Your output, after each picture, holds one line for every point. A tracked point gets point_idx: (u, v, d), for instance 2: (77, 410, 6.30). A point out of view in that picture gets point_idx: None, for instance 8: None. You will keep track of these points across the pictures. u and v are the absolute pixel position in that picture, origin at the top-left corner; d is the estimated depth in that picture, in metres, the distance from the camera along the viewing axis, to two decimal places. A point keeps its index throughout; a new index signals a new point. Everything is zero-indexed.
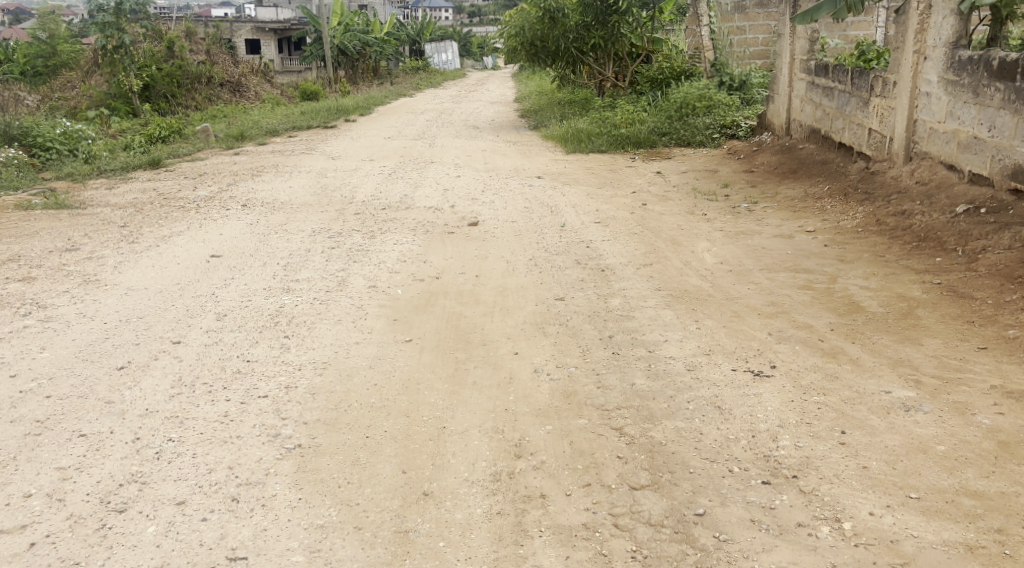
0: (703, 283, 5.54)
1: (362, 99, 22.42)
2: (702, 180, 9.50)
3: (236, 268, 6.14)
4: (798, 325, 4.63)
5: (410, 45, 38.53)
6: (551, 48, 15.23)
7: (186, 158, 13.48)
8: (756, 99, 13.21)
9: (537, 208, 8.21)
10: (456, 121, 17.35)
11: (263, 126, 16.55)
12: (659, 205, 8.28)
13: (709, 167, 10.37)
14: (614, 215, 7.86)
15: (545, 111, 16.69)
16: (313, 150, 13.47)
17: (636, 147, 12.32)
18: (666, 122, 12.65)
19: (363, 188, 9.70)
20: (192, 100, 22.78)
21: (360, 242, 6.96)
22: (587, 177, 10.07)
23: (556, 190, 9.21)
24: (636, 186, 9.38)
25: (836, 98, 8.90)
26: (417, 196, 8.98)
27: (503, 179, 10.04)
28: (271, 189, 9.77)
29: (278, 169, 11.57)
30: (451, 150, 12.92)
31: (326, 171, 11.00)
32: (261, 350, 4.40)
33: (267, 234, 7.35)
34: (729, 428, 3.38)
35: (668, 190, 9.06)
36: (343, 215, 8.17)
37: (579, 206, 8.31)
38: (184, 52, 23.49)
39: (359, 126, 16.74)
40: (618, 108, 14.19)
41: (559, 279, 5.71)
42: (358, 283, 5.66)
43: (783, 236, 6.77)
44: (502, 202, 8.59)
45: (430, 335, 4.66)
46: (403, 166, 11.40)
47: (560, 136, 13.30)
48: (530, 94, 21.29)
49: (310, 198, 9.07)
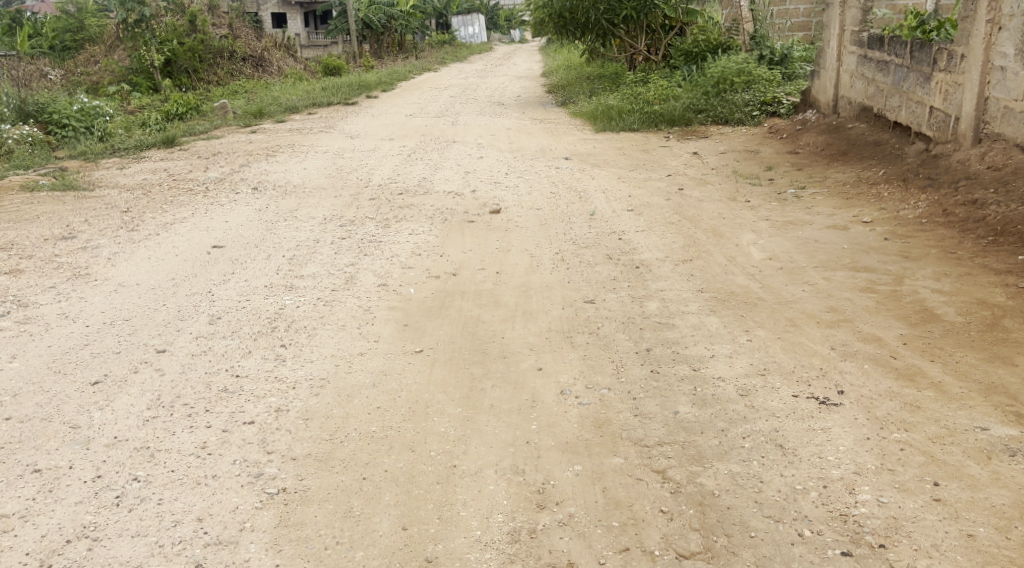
0: (751, 282, 4.96)
1: (386, 73, 21.87)
2: (742, 163, 8.86)
3: (238, 262, 5.63)
4: (865, 337, 4.05)
5: (436, 18, 37.83)
6: (581, 21, 14.55)
7: (202, 136, 13.01)
8: (798, 74, 12.49)
9: (565, 193, 7.64)
10: (481, 97, 16.73)
11: (282, 102, 16.03)
12: (697, 190, 7.67)
13: (749, 148, 9.71)
14: (648, 202, 7.27)
15: (573, 86, 16.04)
16: (333, 128, 12.95)
17: (671, 126, 11.68)
18: (702, 99, 11.97)
19: (381, 170, 9.16)
20: (214, 75, 22.31)
21: (373, 232, 6.44)
22: (619, 159, 9.45)
23: (586, 173, 8.62)
24: (672, 168, 8.77)
25: (892, 73, 8.20)
26: (437, 180, 8.44)
27: (529, 161, 9.47)
28: (284, 170, 9.26)
29: (294, 148, 11.07)
30: (475, 129, 12.33)
31: (344, 152, 10.47)
32: (253, 360, 3.87)
33: (276, 223, 6.83)
34: (796, 475, 2.84)
35: (706, 173, 8.44)
36: (357, 201, 7.64)
37: (610, 191, 7.72)
38: (207, 26, 23.14)
39: (380, 103, 16.17)
40: (651, 83, 13.51)
41: (590, 277, 5.16)
42: (367, 281, 5.13)
43: (836, 227, 6.16)
44: (528, 186, 8.02)
45: (445, 345, 4.13)
46: (425, 145, 10.86)
47: (590, 113, 12.66)
48: (558, 69, 20.63)
49: (323, 182, 8.55)
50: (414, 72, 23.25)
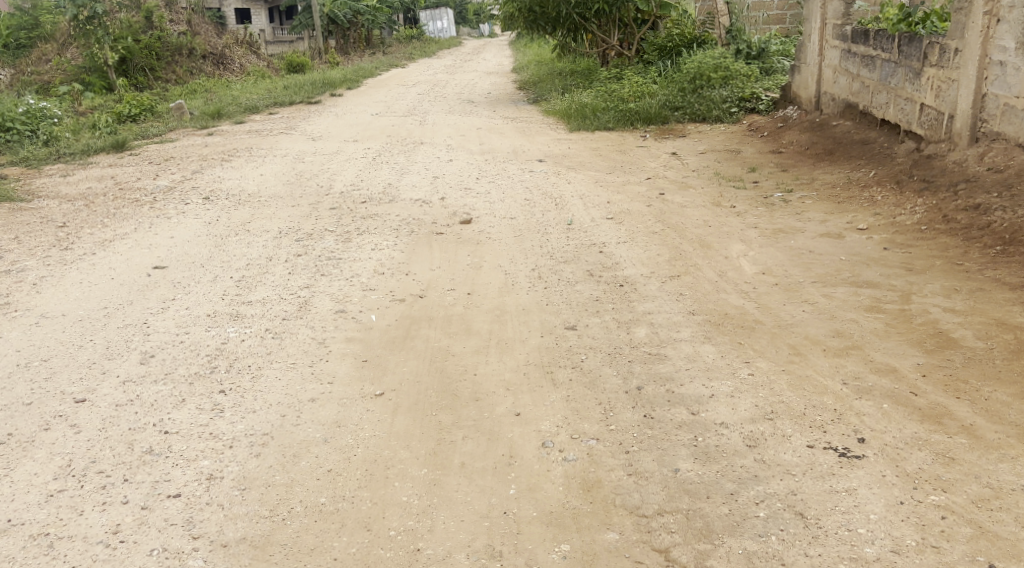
0: (745, 303, 4.53)
1: (351, 70, 21.27)
2: (724, 164, 8.44)
3: (180, 285, 5.11)
4: (878, 367, 3.62)
5: (403, 12, 37.14)
6: (551, 15, 14.08)
7: (155, 139, 12.40)
8: (776, 69, 12.11)
9: (539, 199, 7.18)
10: (450, 94, 16.21)
11: (242, 102, 15.41)
12: (679, 196, 7.25)
13: (730, 148, 9.30)
14: (629, 209, 6.82)
15: (544, 83, 15.57)
16: (294, 129, 12.39)
17: (648, 124, 11.27)
18: (678, 96, 11.58)
19: (344, 175, 8.65)
20: (173, 74, 21.57)
21: (332, 248, 5.94)
22: (595, 160, 9.01)
23: (561, 177, 8.17)
24: (651, 171, 8.34)
25: (878, 68, 7.80)
26: (403, 186, 7.94)
27: (500, 164, 9.00)
28: (240, 178, 8.71)
29: (252, 152, 10.52)
30: (443, 129, 11.84)
31: (304, 156, 9.94)
32: (185, 411, 3.37)
33: (226, 238, 6.30)
34: (824, 556, 2.45)
35: (686, 176, 8.01)
36: (315, 211, 7.13)
37: (587, 197, 7.27)
38: (164, 23, 22.43)
39: (345, 102, 15.60)
40: (625, 79, 13.07)
41: (569, 298, 4.70)
42: (322, 307, 4.63)
43: (829, 235, 5.75)
44: (499, 192, 7.55)
45: (408, 385, 3.65)
46: (390, 147, 10.35)
47: (563, 112, 12.20)
48: (528, 64, 20.17)
49: (281, 190, 8.02)
50: (381, 68, 22.65)
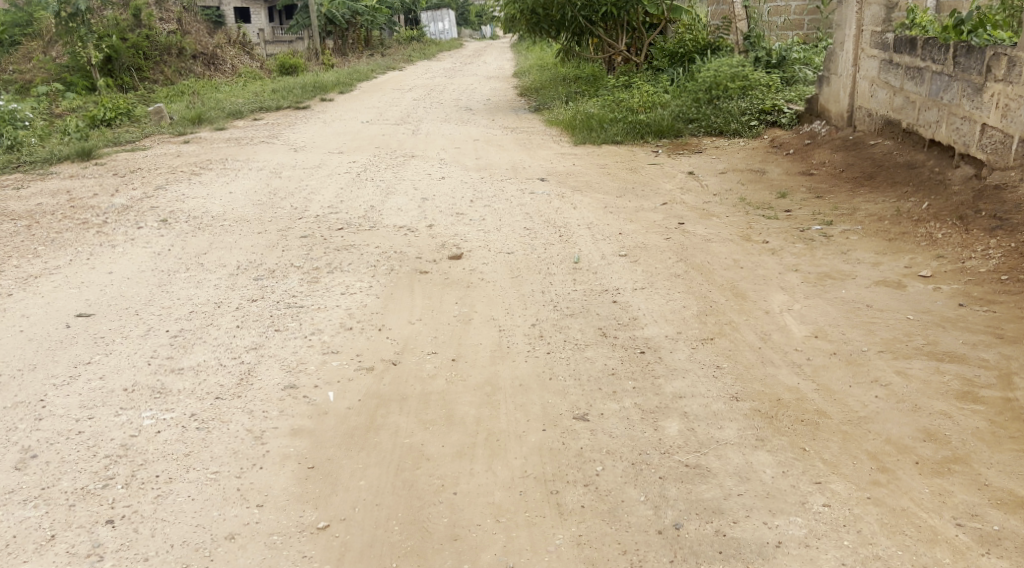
0: (801, 382, 3.58)
1: (346, 72, 20.35)
2: (749, 187, 7.53)
3: (101, 342, 4.21)
4: (999, 498, 2.70)
5: (405, 13, 36.25)
6: (555, 18, 13.16)
7: (126, 147, 11.50)
8: (798, 78, 11.20)
9: (542, 230, 6.28)
10: (447, 101, 15.29)
11: (226, 106, 14.47)
12: (703, 226, 6.32)
13: (753, 168, 8.38)
14: (645, 243, 5.90)
15: (547, 90, 14.66)
16: (276, 138, 11.48)
17: (660, 137, 10.44)
18: (692, 106, 10.70)
19: (322, 195, 7.75)
20: (161, 74, 20.65)
21: (295, 290, 5.00)
22: (603, 180, 8.10)
23: (565, 202, 7.26)
24: (667, 194, 7.43)
25: (928, 82, 6.86)
26: (387, 210, 7.04)
27: (497, 183, 8.09)
28: (206, 196, 7.79)
29: (226, 164, 9.62)
30: (437, 139, 10.93)
31: (282, 169, 9.03)
32: (48, 558, 2.60)
33: (173, 273, 5.39)
34: None
35: (708, 201, 7.09)
36: (282, 241, 6.19)
37: (595, 227, 6.37)
38: (153, 21, 21.63)
39: (335, 107, 14.67)
40: (634, 88, 12.18)
41: (577, 370, 3.76)
42: (268, 380, 3.70)
43: (886, 283, 4.81)
44: (496, 220, 6.63)
45: (363, 511, 2.77)
46: (378, 160, 9.45)
47: (567, 122, 11.30)
48: (530, 68, 19.30)
49: (249, 213, 7.10)
50: (378, 70, 21.76)
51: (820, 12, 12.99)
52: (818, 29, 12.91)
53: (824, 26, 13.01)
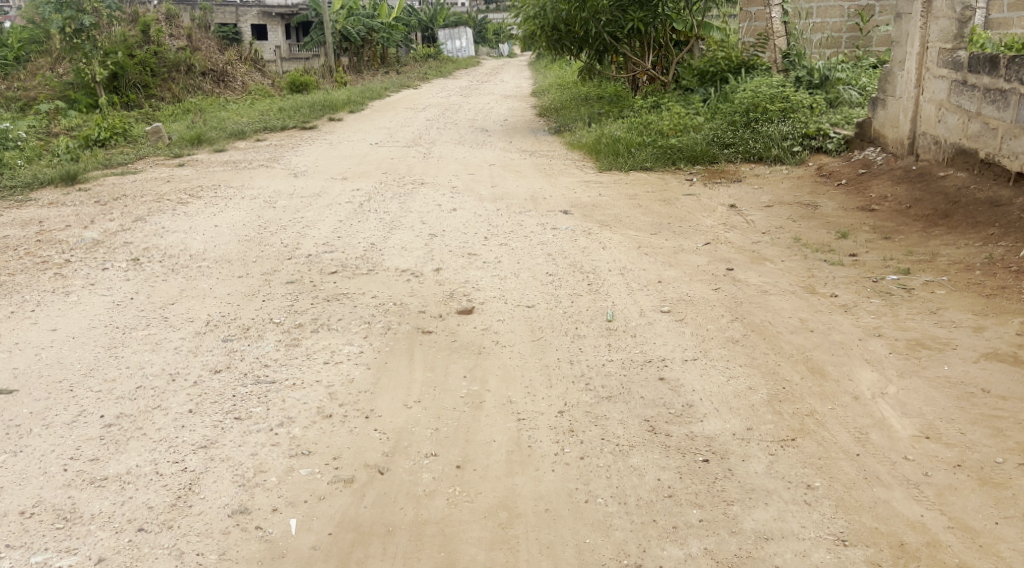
0: (927, 514, 2.71)
1: (358, 91, 19.57)
2: (802, 225, 6.64)
3: (14, 432, 3.36)
4: None
5: (421, 31, 35.57)
6: (578, 34, 12.35)
7: (117, 171, 10.72)
8: (843, 99, 10.31)
9: (569, 277, 5.40)
10: (462, 121, 14.48)
11: (227, 126, 13.68)
12: (756, 273, 5.43)
13: (802, 201, 7.50)
14: (690, 295, 5.00)
15: (568, 110, 13.83)
16: (276, 162, 10.68)
17: (693, 163, 9.60)
18: (728, 130, 9.83)
19: (318, 230, 6.91)
20: (168, 91, 19.92)
21: (270, 357, 4.12)
22: (634, 214, 7.23)
23: (591, 240, 6.39)
24: (709, 232, 6.55)
25: (1014, 107, 5.95)
26: (390, 248, 6.18)
27: (514, 216, 7.21)
28: (188, 229, 6.95)
29: (219, 191, 8.79)
30: (450, 164, 10.08)
31: (279, 198, 8.19)
32: None
33: (128, 331, 4.55)
34: None
35: (757, 241, 6.22)
36: (262, 289, 5.32)
37: (629, 272, 5.48)
38: (162, 38, 21.02)
39: (343, 127, 13.87)
40: (663, 109, 11.31)
41: (621, 489, 2.88)
42: (213, 500, 2.86)
43: (1000, 356, 3.88)
44: (513, 263, 5.77)
45: None
46: (384, 188, 8.61)
47: (591, 146, 10.45)
48: (550, 87, 18.48)
49: (232, 251, 6.24)
50: (391, 89, 20.99)
51: (860, 30, 12.09)
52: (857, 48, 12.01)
53: (864, 44, 12.13)
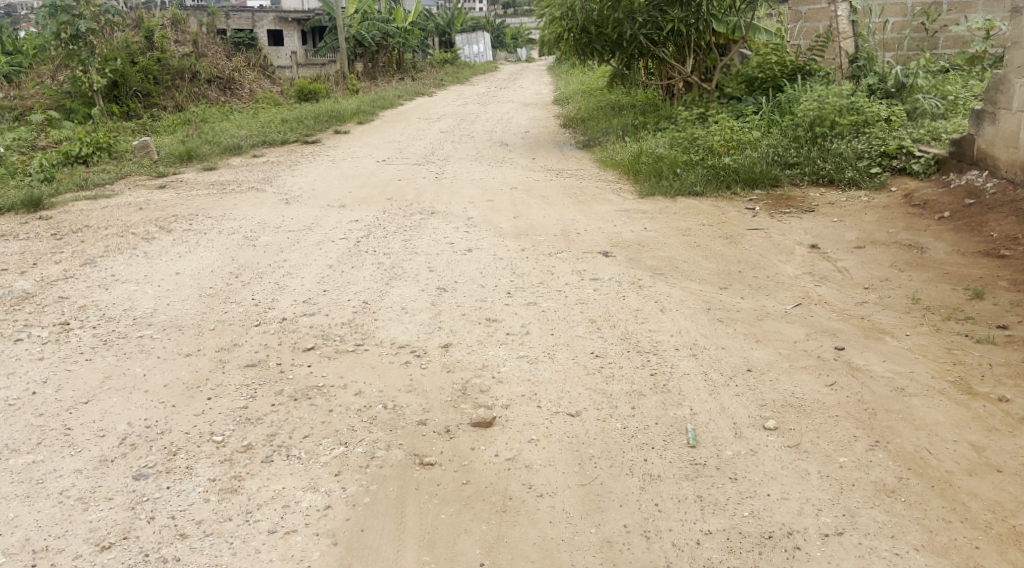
0: None
1: (370, 99, 18.26)
2: (913, 277, 5.24)
3: None
4: None
5: (438, 36, 34.28)
6: (611, 36, 10.93)
7: (90, 194, 9.37)
8: (923, 111, 8.90)
9: (628, 359, 4.03)
10: (480, 133, 13.14)
11: (223, 139, 12.37)
12: (877, 357, 4.02)
13: (901, 241, 6.12)
14: (796, 396, 3.60)
15: (596, 121, 12.46)
16: (269, 184, 9.33)
17: (751, 187, 8.13)
18: (791, 147, 8.42)
19: (303, 278, 5.54)
20: (171, 100, 18.59)
21: (192, 516, 2.80)
22: (694, 259, 5.82)
23: (644, 298, 4.99)
24: (796, 288, 5.14)
25: None
26: (389, 309, 4.81)
27: (545, 260, 5.85)
28: (141, 278, 5.56)
29: (194, 221, 7.42)
30: (467, 187, 8.71)
31: (262, 233, 6.83)
32: None
33: (5, 458, 3.20)
34: None
35: (862, 304, 4.83)
36: (198, 387, 3.82)
37: (705, 354, 4.08)
38: (166, 43, 19.79)
39: (350, 141, 12.56)
40: (709, 121, 9.85)
41: None
42: None
43: None
44: (547, 334, 4.38)
45: None
46: (390, 219, 7.27)
47: (629, 164, 9.05)
48: (574, 94, 17.11)
49: (185, 313, 4.84)
50: (406, 97, 19.69)
51: (925, 30, 10.70)
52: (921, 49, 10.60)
53: (929, 47, 10.78)
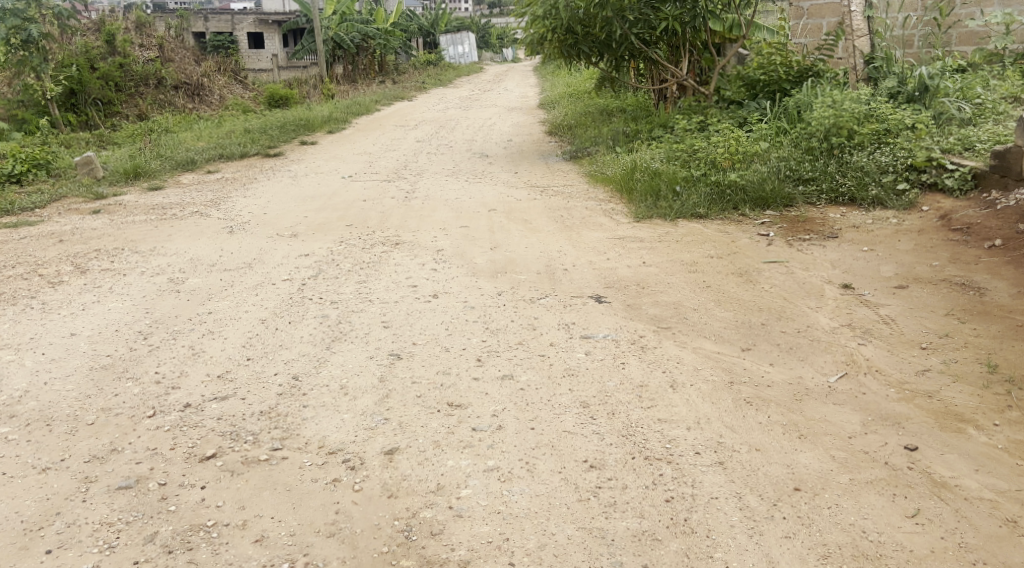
0: None
1: (344, 104, 17.15)
2: (978, 331, 4.28)
3: None
4: None
5: (421, 37, 33.16)
6: (599, 37, 9.90)
7: (14, 221, 8.21)
8: (949, 115, 7.91)
9: (640, 474, 3.01)
10: (459, 142, 12.10)
11: (177, 153, 11.24)
12: (965, 464, 3.05)
13: (950, 278, 5.14)
14: (871, 540, 2.71)
15: (584, 128, 11.45)
16: (216, 207, 8.21)
17: (761, 208, 7.14)
18: (805, 161, 7.42)
19: (228, 336, 4.43)
20: (133, 108, 17.37)
21: None
22: (704, 306, 4.80)
23: (648, 366, 3.95)
24: (835, 349, 4.15)
25: None
26: (322, 386, 3.74)
27: (526, 310, 4.80)
28: (23, 343, 4.44)
29: (117, 257, 6.30)
30: (440, 209, 7.65)
31: (191, 274, 5.72)
32: None
33: None
34: None
35: (925, 374, 3.83)
36: (37, 534, 2.79)
37: (735, 463, 3.08)
38: (128, 48, 18.55)
39: (316, 153, 11.49)
40: (709, 130, 8.82)
41: None
42: None
43: None
44: (526, 428, 3.32)
45: None
46: (348, 253, 6.19)
47: (623, 180, 8.02)
48: (559, 97, 16.08)
49: (64, 395, 3.74)
50: (383, 102, 18.60)
51: (937, 26, 9.71)
52: (936, 46, 9.61)
53: (941, 44, 9.82)
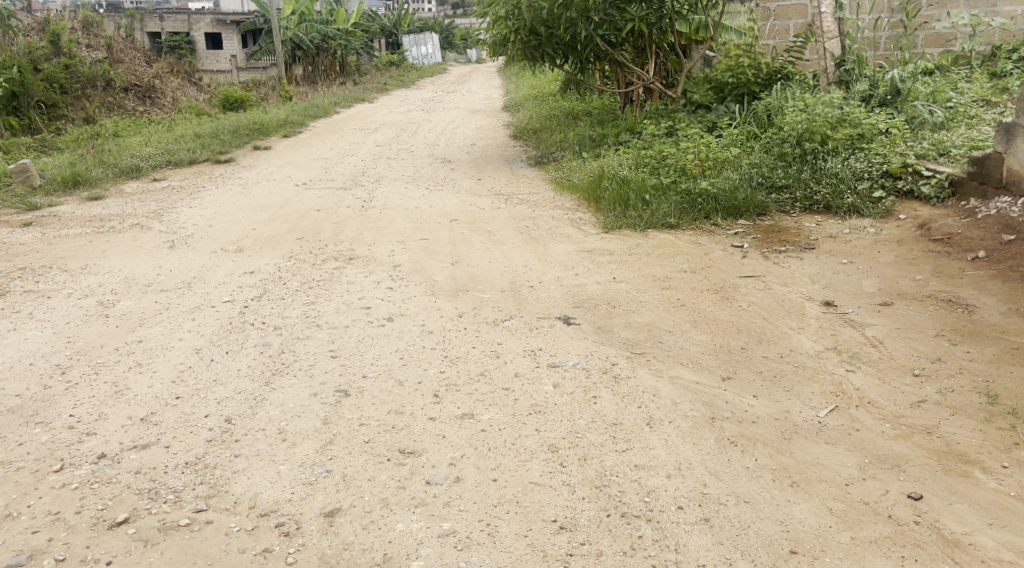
0: None
1: (302, 107, 16.60)
2: (971, 354, 3.99)
3: None
4: None
5: (383, 37, 32.60)
6: (564, 39, 9.57)
7: None
8: (924, 120, 7.67)
9: (618, 539, 2.72)
10: (420, 147, 11.69)
11: (121, 159, 10.68)
12: (977, 516, 2.78)
13: (936, 294, 4.86)
14: None
15: (549, 132, 11.09)
16: (158, 219, 7.72)
17: (733, 218, 6.84)
18: (778, 168, 7.13)
19: (156, 369, 4.00)
20: (80, 111, 16.67)
21: None
22: (679, 327, 4.46)
23: (622, 400, 3.59)
24: (822, 378, 3.82)
25: None
26: (259, 430, 3.33)
27: (487, 334, 4.42)
28: None
29: (44, 276, 5.82)
30: (398, 219, 7.25)
31: (122, 295, 5.26)
32: None
33: None
34: None
35: (921, 406, 3.51)
36: None
37: (722, 521, 2.77)
38: (74, 49, 17.84)
39: (270, 159, 11.01)
40: (678, 135, 8.52)
41: None
42: None
43: None
44: (487, 482, 2.98)
45: None
46: (296, 270, 5.76)
47: (590, 188, 7.68)
48: (523, 100, 15.69)
49: None
50: (342, 104, 18.09)
51: (905, 28, 9.46)
52: (905, 48, 9.36)
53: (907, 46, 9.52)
